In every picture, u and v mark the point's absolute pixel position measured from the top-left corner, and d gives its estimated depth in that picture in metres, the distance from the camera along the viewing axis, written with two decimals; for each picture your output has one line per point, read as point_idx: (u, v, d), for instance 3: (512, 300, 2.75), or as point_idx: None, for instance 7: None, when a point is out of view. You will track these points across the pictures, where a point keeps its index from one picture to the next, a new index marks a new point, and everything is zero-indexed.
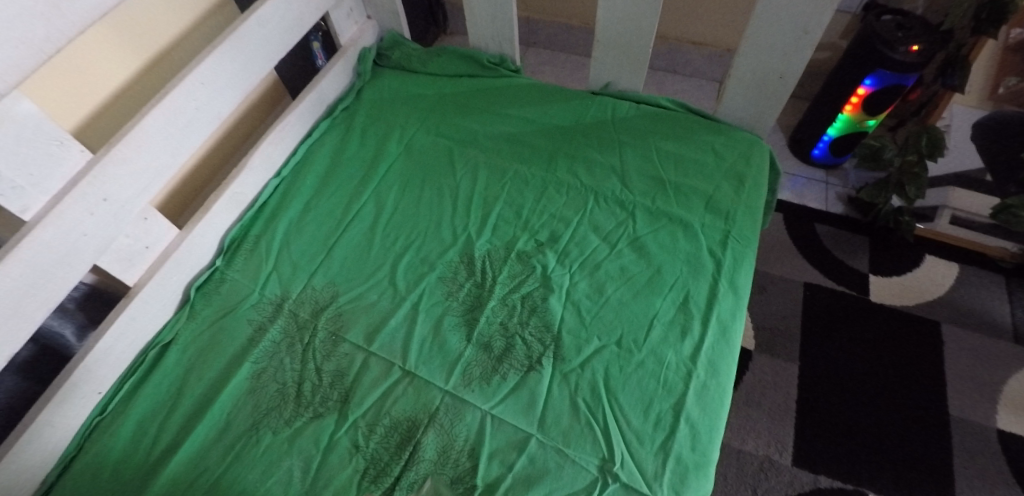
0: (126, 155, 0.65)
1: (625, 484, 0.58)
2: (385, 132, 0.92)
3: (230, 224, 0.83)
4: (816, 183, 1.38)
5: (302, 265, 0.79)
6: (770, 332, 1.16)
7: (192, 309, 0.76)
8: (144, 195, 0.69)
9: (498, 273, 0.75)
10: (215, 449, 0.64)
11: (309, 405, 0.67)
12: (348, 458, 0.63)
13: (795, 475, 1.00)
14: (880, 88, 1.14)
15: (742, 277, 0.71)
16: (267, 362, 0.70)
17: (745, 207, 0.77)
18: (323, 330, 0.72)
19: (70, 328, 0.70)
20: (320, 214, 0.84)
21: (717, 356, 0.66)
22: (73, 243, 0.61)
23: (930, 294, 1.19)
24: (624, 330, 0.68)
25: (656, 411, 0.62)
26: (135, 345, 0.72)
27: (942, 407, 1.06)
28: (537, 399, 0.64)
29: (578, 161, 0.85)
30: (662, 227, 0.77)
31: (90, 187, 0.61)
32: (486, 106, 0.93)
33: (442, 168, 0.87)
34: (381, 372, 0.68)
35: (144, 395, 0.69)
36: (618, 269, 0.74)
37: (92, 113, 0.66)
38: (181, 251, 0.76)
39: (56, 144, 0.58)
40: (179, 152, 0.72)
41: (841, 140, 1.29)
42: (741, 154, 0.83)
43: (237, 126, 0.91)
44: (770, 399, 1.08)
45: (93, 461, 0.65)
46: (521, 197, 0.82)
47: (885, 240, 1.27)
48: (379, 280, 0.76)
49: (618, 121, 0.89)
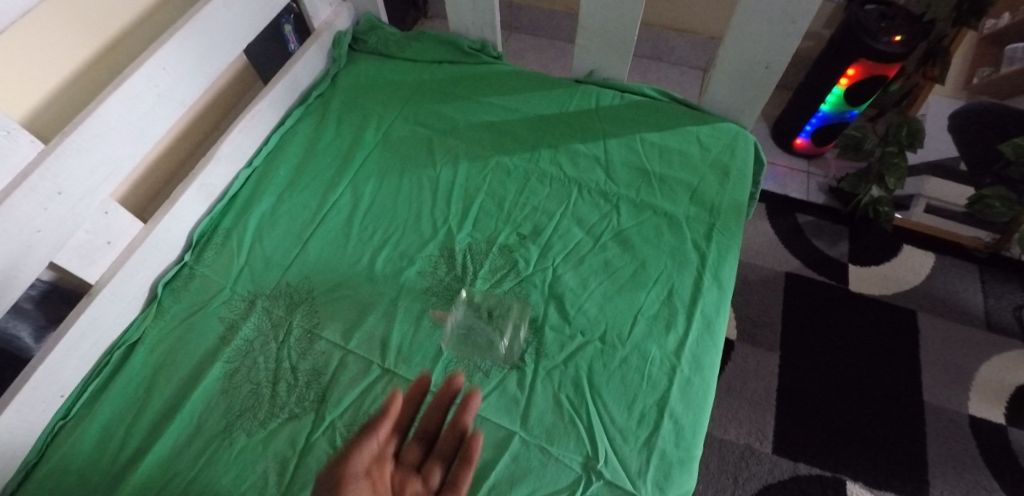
0: (82, 147, 0.61)
1: (609, 481, 0.58)
2: (362, 121, 0.89)
3: (199, 217, 0.79)
4: (798, 173, 1.39)
5: (275, 260, 0.76)
6: (752, 322, 1.17)
7: (159, 306, 0.73)
8: (103, 187, 0.65)
9: (479, 267, 0.73)
10: (187, 453, 0.62)
11: (284, 405, 0.65)
12: (325, 460, 0.61)
13: (775, 463, 1.01)
14: (863, 79, 1.14)
15: (726, 270, 0.71)
16: (240, 362, 0.68)
17: (730, 199, 0.77)
18: (298, 328, 0.70)
19: (28, 330, 0.67)
20: (294, 206, 0.81)
21: (701, 351, 0.65)
22: (25, 240, 0.57)
23: (907, 284, 1.21)
24: (609, 325, 0.67)
25: (641, 407, 0.62)
26: (99, 345, 0.69)
27: (917, 394, 1.08)
28: (520, 397, 0.63)
29: (562, 152, 0.83)
30: (647, 220, 0.76)
31: (42, 180, 0.57)
32: (467, 94, 0.90)
33: (422, 158, 0.85)
34: (359, 370, 0.66)
35: (110, 398, 0.66)
36: (602, 263, 0.72)
37: (43, 100, 0.62)
38: (147, 246, 0.72)
39: (3, 134, 0.54)
40: (139, 141, 0.68)
41: (823, 130, 1.30)
42: (726, 145, 0.82)
43: (205, 114, 0.87)
44: (752, 388, 1.09)
45: (56, 467, 0.62)
46: (503, 189, 0.80)
47: (864, 230, 1.29)
48: (357, 275, 0.74)
49: (602, 110, 0.87)
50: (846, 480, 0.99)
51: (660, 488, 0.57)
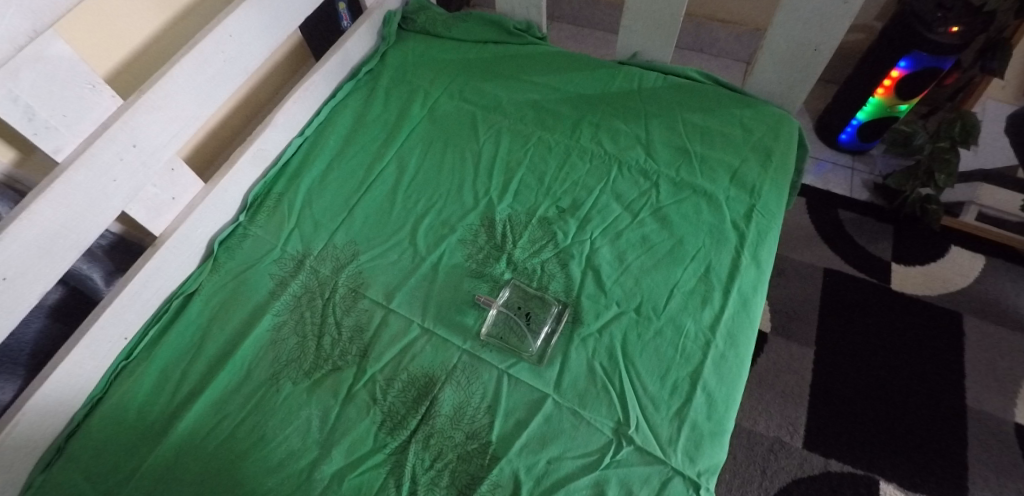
0: (156, 105, 0.65)
1: (639, 447, 0.58)
2: (409, 96, 0.92)
3: (254, 181, 0.83)
4: (841, 169, 1.35)
5: (324, 223, 0.79)
6: (787, 316, 1.16)
7: (215, 262, 0.78)
8: (172, 143, 0.70)
9: (519, 238, 0.75)
10: (237, 396, 0.66)
11: (329, 358, 0.68)
12: (366, 409, 0.64)
13: (805, 457, 1.00)
14: (915, 72, 1.11)
15: (765, 250, 0.70)
16: (288, 315, 0.71)
17: (772, 181, 0.76)
18: (343, 287, 0.73)
19: (99, 273, 0.71)
20: (343, 174, 0.84)
21: (737, 327, 0.65)
22: (103, 188, 0.62)
23: (953, 285, 1.17)
24: (644, 297, 0.68)
25: (673, 378, 0.62)
26: (160, 293, 0.74)
27: (959, 398, 1.05)
28: (554, 363, 0.65)
29: (604, 130, 0.84)
30: (686, 199, 0.76)
31: (120, 132, 0.62)
32: (511, 72, 0.92)
33: (465, 132, 0.87)
34: (400, 328, 0.69)
35: (169, 343, 0.71)
36: (639, 238, 0.73)
37: (116, 65, 0.67)
38: (206, 205, 0.76)
39: (88, 87, 0.59)
40: (206, 103, 0.72)
41: (871, 124, 1.26)
42: (770, 128, 0.81)
43: (263, 84, 0.92)
44: (784, 382, 1.08)
45: (119, 404, 0.67)
46: (544, 163, 0.82)
47: (909, 228, 1.25)
48: (400, 240, 0.77)
49: (645, 91, 0.87)
50: (879, 480, 0.97)
51: (691, 458, 0.58)
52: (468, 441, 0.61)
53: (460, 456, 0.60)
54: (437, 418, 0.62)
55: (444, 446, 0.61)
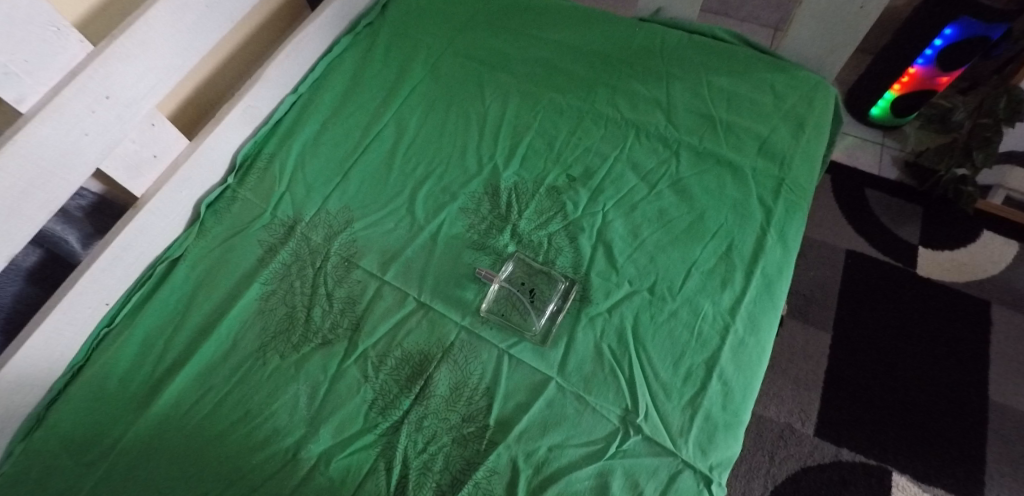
0: (131, 52, 0.60)
1: (648, 437, 0.54)
2: (411, 52, 0.85)
3: (243, 140, 0.78)
4: (870, 145, 1.28)
5: (316, 188, 0.74)
6: (805, 299, 1.10)
7: (201, 226, 0.73)
8: (151, 95, 0.64)
9: (525, 208, 0.70)
10: (222, 369, 0.62)
11: (318, 331, 0.64)
12: (357, 387, 0.60)
13: (816, 445, 0.96)
14: (960, 41, 1.03)
15: (793, 230, 0.65)
16: (277, 285, 0.67)
17: (804, 153, 0.69)
18: (335, 256, 0.68)
19: (74, 235, 0.67)
20: (337, 134, 0.79)
21: (758, 311, 0.60)
22: (74, 142, 0.57)
23: (983, 273, 1.11)
24: (659, 276, 0.63)
25: (687, 365, 0.58)
26: (143, 257, 0.70)
27: (982, 391, 1.00)
28: (559, 343, 0.60)
29: (621, 93, 0.77)
30: (708, 170, 0.70)
31: (90, 81, 0.56)
32: (523, 28, 0.85)
33: (471, 92, 0.81)
34: (394, 302, 0.65)
35: (152, 310, 0.67)
36: (656, 212, 0.67)
37: (84, 12, 0.61)
38: (191, 164, 0.72)
39: (52, 30, 0.54)
40: (188, 52, 0.67)
41: (904, 100, 1.18)
42: (804, 95, 0.74)
43: (256, 35, 0.86)
44: (798, 367, 1.03)
45: (99, 373, 0.63)
46: (555, 128, 0.76)
47: (940, 210, 1.18)
48: (397, 207, 0.72)
49: (666, 51, 0.80)
50: (892, 471, 0.93)
51: (703, 451, 0.53)
52: (464, 424, 0.57)
53: (454, 440, 0.56)
54: (431, 398, 0.58)
55: (437, 429, 0.57)
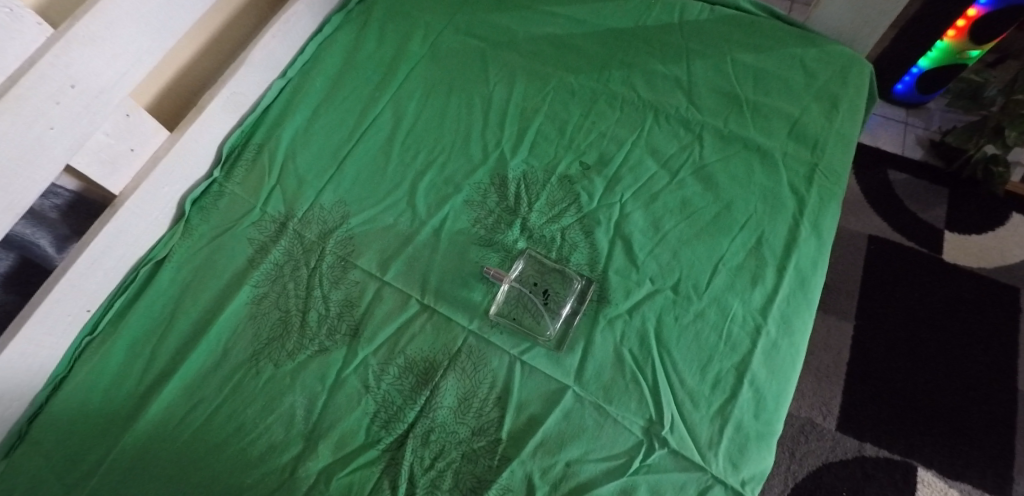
0: (96, 34, 0.54)
1: (674, 450, 0.50)
2: (408, 30, 0.79)
3: (229, 130, 0.73)
4: (893, 123, 1.21)
5: (309, 180, 0.69)
6: (825, 287, 1.05)
7: (186, 224, 0.68)
8: (122, 83, 0.58)
9: (535, 199, 0.64)
10: (213, 380, 0.58)
11: (315, 336, 0.59)
12: (357, 398, 0.55)
13: (840, 440, 0.91)
14: (998, 8, 0.95)
15: (829, 220, 0.59)
16: (268, 287, 0.62)
17: (839, 135, 0.63)
18: (331, 255, 0.63)
19: (47, 239, 0.61)
20: (331, 121, 0.73)
21: (792, 310, 0.55)
22: (37, 137, 0.51)
23: (1012, 258, 1.05)
24: (683, 273, 0.58)
25: (715, 370, 0.53)
26: (125, 260, 0.64)
27: (1010, 382, 0.95)
28: (576, 348, 0.55)
29: (636, 72, 0.71)
30: (734, 155, 0.64)
31: (52, 68, 0.51)
32: (528, 2, 0.79)
33: (473, 73, 0.75)
34: (395, 304, 0.60)
35: (136, 317, 0.62)
36: (678, 202, 0.62)
37: None
38: (172, 157, 0.66)
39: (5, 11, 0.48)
40: (162, 34, 0.61)
41: (932, 74, 1.11)
42: (837, 72, 0.68)
43: (241, 15, 0.79)
44: (819, 359, 0.99)
45: (80, 386, 0.58)
46: (566, 111, 0.70)
47: (966, 192, 1.12)
48: (397, 200, 0.66)
49: (685, 25, 0.74)
50: (918, 466, 0.89)
51: (734, 464, 0.49)
52: (475, 437, 0.52)
53: (465, 455, 0.52)
54: (438, 410, 0.54)
55: (446, 443, 0.52)
